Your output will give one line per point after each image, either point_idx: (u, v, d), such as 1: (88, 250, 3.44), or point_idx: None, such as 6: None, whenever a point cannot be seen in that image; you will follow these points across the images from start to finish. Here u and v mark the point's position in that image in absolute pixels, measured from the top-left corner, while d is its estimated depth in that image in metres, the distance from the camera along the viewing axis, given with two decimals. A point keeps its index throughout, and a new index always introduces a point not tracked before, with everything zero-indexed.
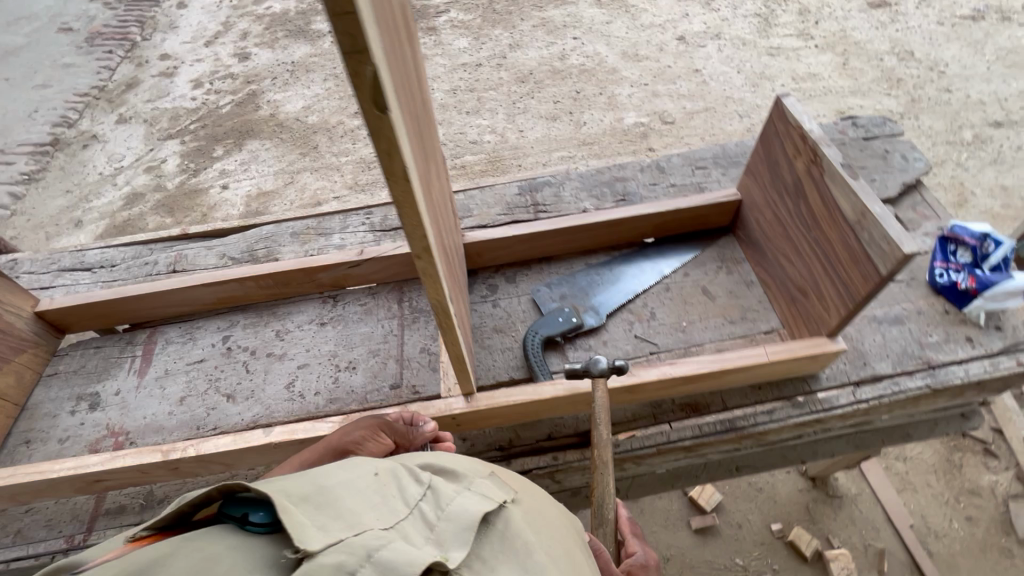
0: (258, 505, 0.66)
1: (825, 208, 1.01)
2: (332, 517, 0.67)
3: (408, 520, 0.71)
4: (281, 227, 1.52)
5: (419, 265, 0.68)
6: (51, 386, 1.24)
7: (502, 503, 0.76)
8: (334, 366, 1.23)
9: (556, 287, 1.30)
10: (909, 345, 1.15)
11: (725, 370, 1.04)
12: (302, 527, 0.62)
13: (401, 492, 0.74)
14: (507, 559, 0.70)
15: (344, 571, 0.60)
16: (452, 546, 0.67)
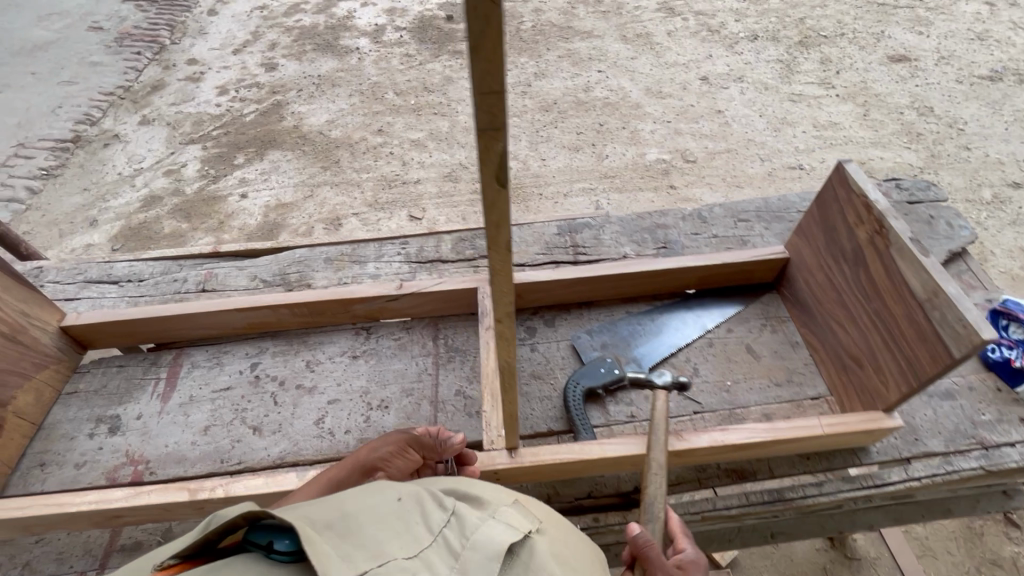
0: (283, 531, 0.62)
1: (889, 280, 0.98)
2: (356, 547, 0.66)
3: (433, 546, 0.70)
4: (314, 251, 1.50)
5: (497, 328, 0.65)
6: (71, 405, 1.19)
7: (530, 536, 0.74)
8: (365, 404, 1.19)
9: (597, 335, 1.28)
10: (962, 423, 1.11)
11: (777, 440, 1.00)
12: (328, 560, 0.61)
13: (425, 519, 0.74)
14: None
15: None
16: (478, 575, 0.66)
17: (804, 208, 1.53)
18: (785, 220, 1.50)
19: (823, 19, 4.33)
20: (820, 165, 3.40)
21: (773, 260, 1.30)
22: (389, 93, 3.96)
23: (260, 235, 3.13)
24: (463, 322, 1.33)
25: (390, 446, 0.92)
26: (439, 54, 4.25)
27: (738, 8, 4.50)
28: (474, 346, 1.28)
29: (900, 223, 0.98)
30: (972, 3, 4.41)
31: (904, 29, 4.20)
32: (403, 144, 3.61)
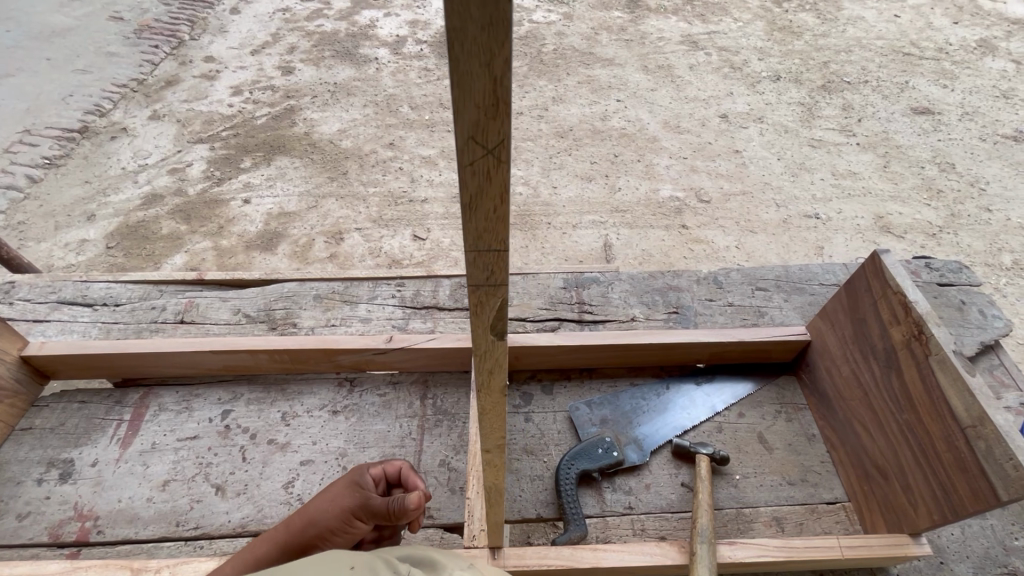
0: None
1: (926, 395, 0.90)
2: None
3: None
4: (304, 286, 1.41)
5: (485, 456, 0.56)
6: (22, 445, 1.11)
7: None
8: (340, 468, 1.10)
9: (597, 408, 1.18)
10: (994, 547, 1.00)
11: (791, 560, 0.90)
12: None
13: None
14: None
15: None
16: None
17: (827, 280, 1.44)
18: (805, 293, 1.41)
19: (847, 64, 4.26)
20: (837, 216, 3.25)
21: (793, 341, 1.20)
22: (404, 106, 3.90)
23: (260, 244, 3.04)
24: (455, 382, 1.23)
25: (332, 519, 0.82)
26: None
27: (762, 46, 4.44)
28: (464, 411, 1.18)
29: (942, 333, 0.90)
30: (999, 58, 4.31)
31: (928, 81, 4.12)
32: (413, 160, 3.54)
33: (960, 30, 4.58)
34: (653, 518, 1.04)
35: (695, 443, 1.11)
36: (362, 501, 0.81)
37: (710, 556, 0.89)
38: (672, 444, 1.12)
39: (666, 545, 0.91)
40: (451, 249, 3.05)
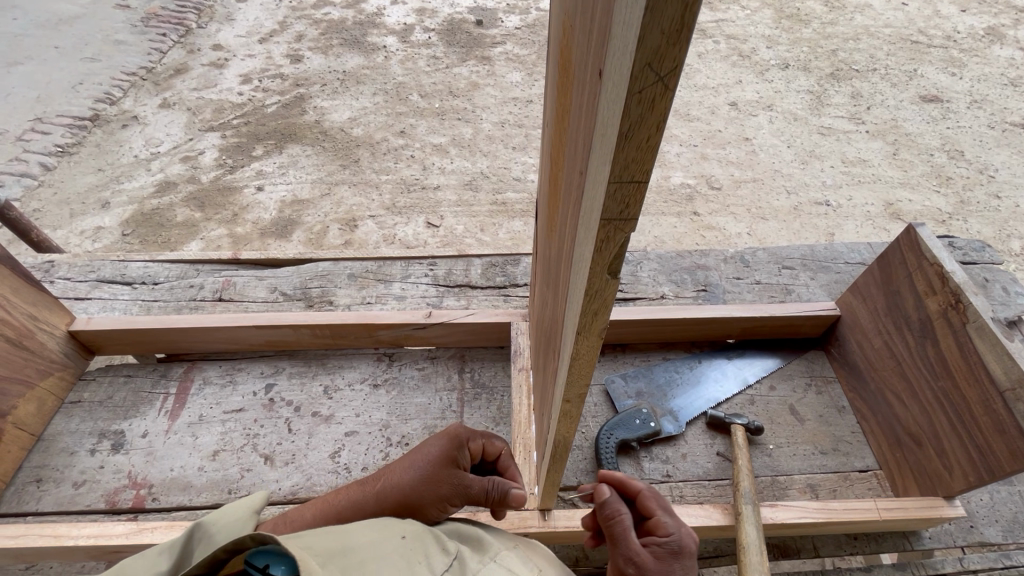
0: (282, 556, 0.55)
1: (964, 360, 0.93)
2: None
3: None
4: (338, 266, 1.44)
5: (565, 407, 0.59)
6: (75, 417, 1.14)
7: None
8: (384, 439, 1.13)
9: (632, 381, 1.21)
10: (1022, 512, 1.03)
11: (829, 521, 0.94)
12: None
13: (427, 561, 0.59)
14: None
15: None
16: None
17: (852, 259, 1.46)
18: (831, 271, 1.43)
19: (855, 53, 4.25)
20: (847, 203, 3.27)
21: (824, 316, 1.22)
22: (413, 94, 3.89)
23: (275, 232, 3.05)
24: (491, 356, 1.27)
25: (432, 500, 0.78)
26: (466, 58, 4.19)
27: (770, 35, 4.42)
28: (502, 384, 1.22)
29: (979, 302, 0.93)
30: (1008, 46, 4.30)
31: (937, 69, 4.12)
32: (424, 149, 3.54)
33: (969, 19, 4.56)
34: (690, 486, 1.07)
35: (731, 414, 1.14)
36: (466, 487, 0.79)
37: (757, 516, 0.92)
38: (708, 416, 1.14)
39: (710, 507, 0.95)
40: (465, 236, 3.06)
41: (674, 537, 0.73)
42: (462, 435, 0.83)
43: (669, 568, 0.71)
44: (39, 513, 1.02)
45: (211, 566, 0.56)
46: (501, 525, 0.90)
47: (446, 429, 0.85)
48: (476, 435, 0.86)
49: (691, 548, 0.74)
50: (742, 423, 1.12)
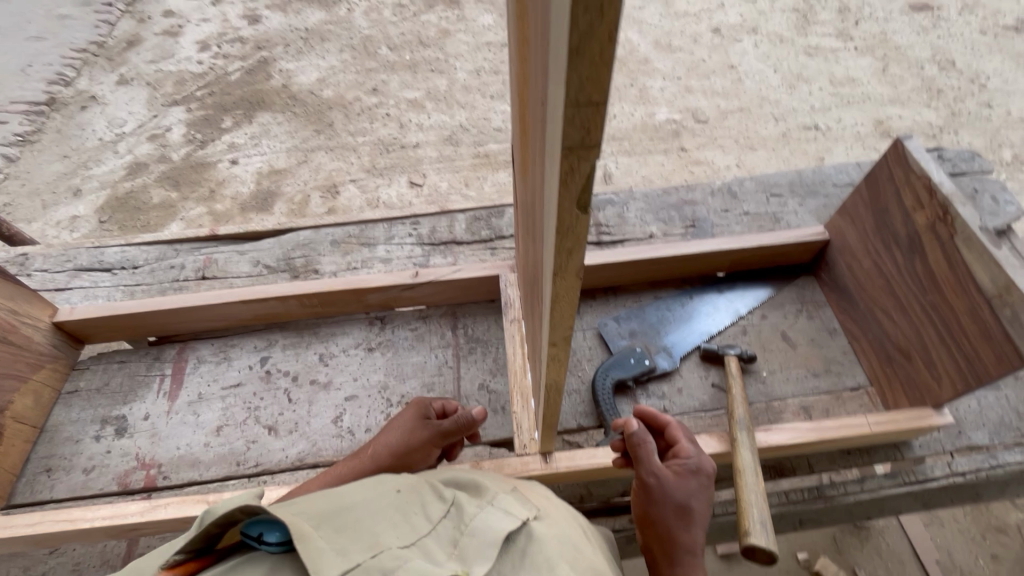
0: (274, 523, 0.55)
1: (952, 272, 0.92)
2: (356, 537, 0.54)
3: (442, 529, 0.58)
4: (320, 233, 1.41)
5: (552, 351, 0.59)
6: (74, 407, 1.14)
7: (525, 520, 0.59)
8: (385, 400, 1.14)
9: (625, 322, 1.21)
10: (1008, 414, 1.07)
11: (821, 440, 0.97)
12: (312, 550, 0.50)
13: (424, 510, 0.60)
14: None
15: None
16: (476, 561, 0.55)
17: (840, 181, 1.44)
18: (819, 195, 1.41)
19: None
20: (836, 125, 3.20)
21: (812, 242, 1.22)
22: (382, 48, 3.70)
23: (255, 205, 2.97)
24: (483, 310, 1.26)
25: (422, 445, 0.85)
26: (433, 4, 3.96)
27: None
28: (496, 337, 1.22)
29: (967, 212, 0.91)
30: None
31: None
32: (399, 105, 3.40)
33: None
34: (687, 417, 1.10)
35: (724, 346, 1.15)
36: (437, 425, 0.86)
37: (751, 441, 0.92)
38: (701, 351, 1.15)
39: (706, 436, 0.97)
40: (449, 194, 3.01)
41: (695, 458, 0.84)
42: (423, 398, 0.92)
43: (686, 482, 0.82)
44: (53, 501, 1.04)
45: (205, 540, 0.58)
46: (504, 471, 0.92)
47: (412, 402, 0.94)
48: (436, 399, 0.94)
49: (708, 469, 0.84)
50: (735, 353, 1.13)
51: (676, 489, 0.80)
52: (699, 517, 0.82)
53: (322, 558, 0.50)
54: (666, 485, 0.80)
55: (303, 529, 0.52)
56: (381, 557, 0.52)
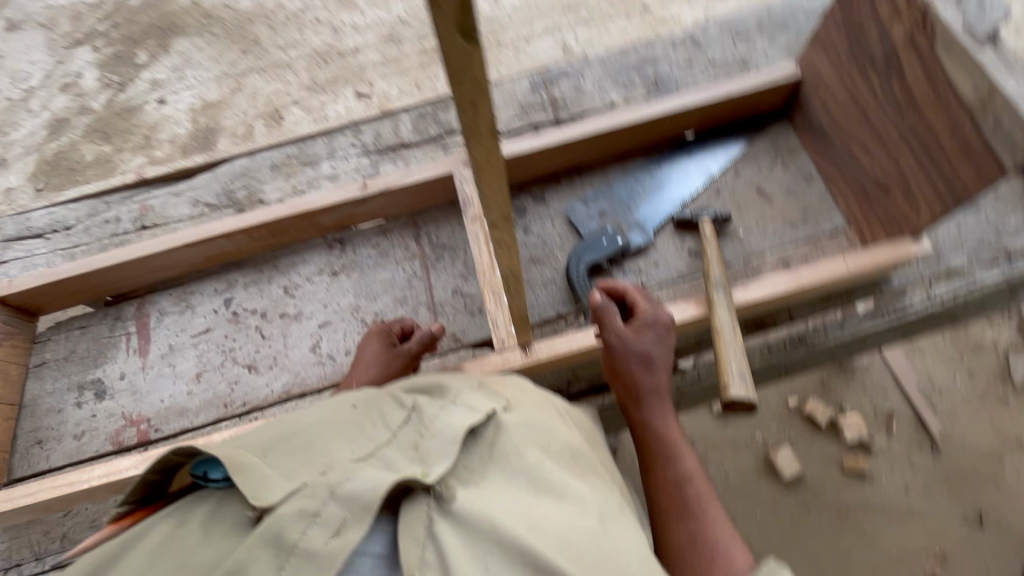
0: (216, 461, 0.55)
1: (931, 87, 0.82)
2: (308, 459, 0.53)
3: (405, 434, 0.56)
4: (256, 159, 1.29)
5: (495, 235, 0.55)
6: (45, 378, 1.12)
7: (490, 413, 0.58)
8: (359, 322, 1.11)
9: (593, 202, 1.15)
10: (986, 235, 1.06)
11: (800, 288, 0.97)
12: (258, 482, 0.50)
13: (382, 422, 0.58)
14: (499, 473, 0.55)
15: (307, 514, 0.47)
16: (435, 458, 0.52)
17: (813, 9, 1.30)
18: (790, 29, 1.28)
19: None
20: None
21: (783, 82, 1.12)
22: None
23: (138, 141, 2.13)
24: (445, 214, 1.19)
25: (400, 368, 0.92)
26: None
27: None
28: (463, 240, 1.16)
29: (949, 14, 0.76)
30: None
31: None
32: None
33: None
34: (666, 288, 1.08)
35: (697, 211, 1.09)
36: (407, 350, 0.94)
37: (728, 300, 0.89)
38: (674, 220, 1.11)
39: (686, 303, 0.96)
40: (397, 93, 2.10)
41: (651, 313, 0.85)
42: (381, 328, 0.97)
43: (644, 335, 0.83)
44: (53, 469, 1.05)
45: (149, 486, 0.58)
46: (486, 369, 0.91)
47: (369, 333, 0.98)
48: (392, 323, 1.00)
49: (666, 322, 0.86)
50: (709, 216, 1.08)
51: (634, 342, 0.82)
52: (662, 365, 0.84)
53: (270, 486, 0.50)
54: (624, 340, 0.83)
55: (247, 461, 0.52)
56: (335, 472, 0.50)
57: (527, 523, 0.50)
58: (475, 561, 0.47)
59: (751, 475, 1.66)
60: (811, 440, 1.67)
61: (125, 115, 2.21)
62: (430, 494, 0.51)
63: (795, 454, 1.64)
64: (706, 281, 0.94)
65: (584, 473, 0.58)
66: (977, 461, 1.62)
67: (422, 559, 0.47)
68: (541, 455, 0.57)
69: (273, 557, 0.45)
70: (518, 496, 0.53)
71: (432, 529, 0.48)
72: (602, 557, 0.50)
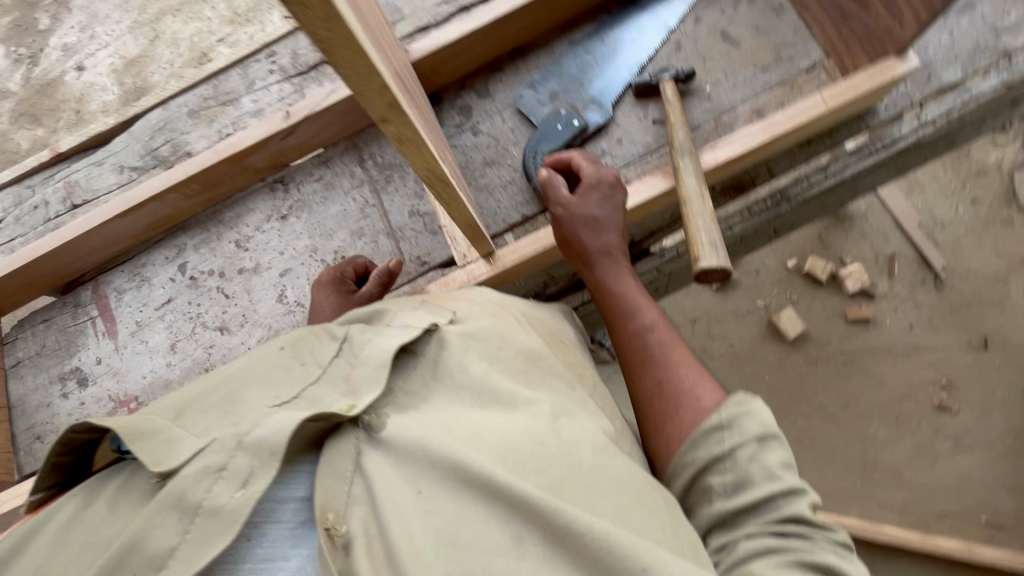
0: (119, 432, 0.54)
1: None
2: (222, 413, 0.52)
3: (336, 368, 0.57)
4: (171, 108, 1.17)
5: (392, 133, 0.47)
6: (25, 377, 1.10)
7: (430, 327, 0.61)
8: (321, 263, 1.06)
9: (542, 85, 1.03)
10: (981, 40, 0.95)
11: (775, 137, 0.88)
12: (163, 447, 0.48)
13: (311, 359, 0.59)
14: (444, 389, 0.59)
15: (213, 470, 0.46)
16: (365, 388, 0.54)
17: None
18: None
19: None
20: None
21: None
22: None
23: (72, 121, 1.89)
24: None
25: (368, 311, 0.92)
26: None
27: None
28: None
29: None
30: None
31: None
32: None
33: None
34: (634, 167, 1.00)
35: (658, 71, 0.97)
36: (369, 293, 0.93)
37: (695, 165, 0.81)
38: (633, 90, 1.00)
39: (654, 176, 0.88)
40: None
41: (594, 176, 0.83)
42: (335, 278, 0.95)
43: (586, 198, 0.82)
44: None
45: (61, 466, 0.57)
46: (452, 286, 0.86)
47: (320, 283, 0.96)
48: (342, 268, 0.97)
49: (611, 185, 0.84)
50: (672, 74, 0.96)
51: (576, 206, 0.81)
52: (610, 227, 0.82)
53: (175, 450, 0.48)
54: (567, 207, 0.82)
55: (153, 426, 0.50)
56: (245, 422, 0.49)
57: (467, 436, 0.54)
58: (407, 484, 0.51)
59: (757, 337, 1.90)
60: (814, 295, 1.89)
61: (47, 90, 1.92)
62: (358, 425, 0.53)
63: (795, 312, 1.87)
64: (672, 149, 0.86)
65: (533, 379, 0.62)
66: (982, 284, 1.83)
67: (351, 492, 0.50)
68: (487, 368, 0.60)
69: (178, 520, 0.44)
70: (461, 413, 0.57)
71: (358, 461, 0.51)
72: (546, 456, 0.54)
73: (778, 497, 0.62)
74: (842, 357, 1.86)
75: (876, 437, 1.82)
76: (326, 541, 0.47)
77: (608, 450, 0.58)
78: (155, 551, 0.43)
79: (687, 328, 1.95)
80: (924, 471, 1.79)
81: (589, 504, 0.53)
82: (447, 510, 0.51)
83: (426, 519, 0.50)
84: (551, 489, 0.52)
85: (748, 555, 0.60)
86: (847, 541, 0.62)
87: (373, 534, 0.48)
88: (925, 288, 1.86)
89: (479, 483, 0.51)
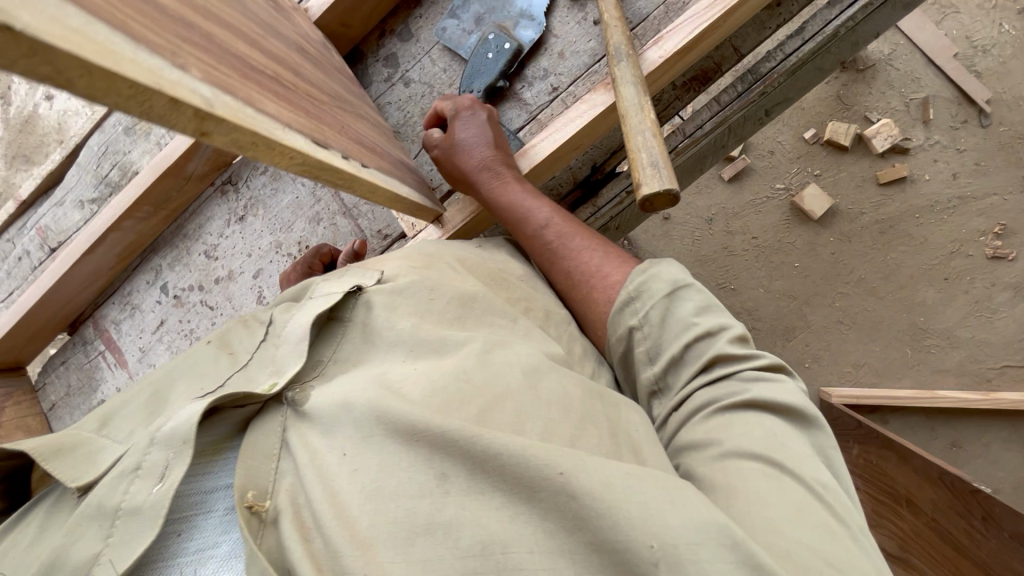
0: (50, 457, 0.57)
1: None
2: (148, 417, 0.56)
3: (261, 352, 0.60)
4: (108, 130, 1.14)
5: (230, 139, 0.41)
6: (63, 417, 1.18)
7: (354, 290, 0.64)
8: (289, 258, 1.04)
9: (465, 11, 0.91)
10: None
11: (730, 13, 0.74)
12: (85, 460, 0.52)
13: (238, 347, 0.63)
14: (371, 351, 0.60)
15: (127, 472, 0.48)
16: (288, 362, 0.57)
17: None
18: None
19: None
20: None
21: None
22: None
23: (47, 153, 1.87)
24: None
25: None
26: None
27: None
28: None
29: None
30: None
31: None
32: None
33: None
34: (581, 83, 0.88)
35: None
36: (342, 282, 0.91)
37: (636, 70, 0.70)
38: None
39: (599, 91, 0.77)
40: None
41: (449, 108, 0.79)
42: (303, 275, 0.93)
43: (450, 133, 0.78)
44: None
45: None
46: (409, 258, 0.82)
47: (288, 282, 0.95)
48: (306, 261, 0.94)
49: (469, 109, 0.78)
50: None
51: (441, 144, 0.78)
52: (482, 149, 0.76)
53: (96, 464, 0.52)
54: (438, 151, 0.79)
55: (79, 441, 0.54)
56: (160, 422, 0.51)
57: (383, 387, 0.53)
58: (332, 450, 0.50)
59: (781, 224, 1.76)
60: (840, 166, 1.75)
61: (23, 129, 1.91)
62: (283, 402, 0.55)
63: (818, 188, 1.73)
64: (609, 56, 0.74)
65: (461, 321, 0.62)
66: None
67: (279, 469, 0.51)
68: (416, 323, 0.61)
69: (99, 527, 0.46)
70: (392, 367, 0.57)
71: (284, 433, 0.52)
72: (470, 394, 0.53)
73: (691, 345, 0.61)
74: (879, 225, 1.71)
75: (926, 302, 1.69)
76: (248, 517, 0.46)
77: (543, 371, 0.56)
78: (80, 560, 0.45)
79: (706, 230, 1.81)
80: (984, 329, 1.67)
81: (516, 427, 0.51)
82: (370, 464, 0.48)
83: (353, 480, 0.47)
84: (475, 419, 0.50)
85: (684, 420, 0.60)
86: (776, 362, 0.60)
87: (300, 504, 0.48)
88: (967, 129, 1.69)
89: (399, 426, 0.49)
